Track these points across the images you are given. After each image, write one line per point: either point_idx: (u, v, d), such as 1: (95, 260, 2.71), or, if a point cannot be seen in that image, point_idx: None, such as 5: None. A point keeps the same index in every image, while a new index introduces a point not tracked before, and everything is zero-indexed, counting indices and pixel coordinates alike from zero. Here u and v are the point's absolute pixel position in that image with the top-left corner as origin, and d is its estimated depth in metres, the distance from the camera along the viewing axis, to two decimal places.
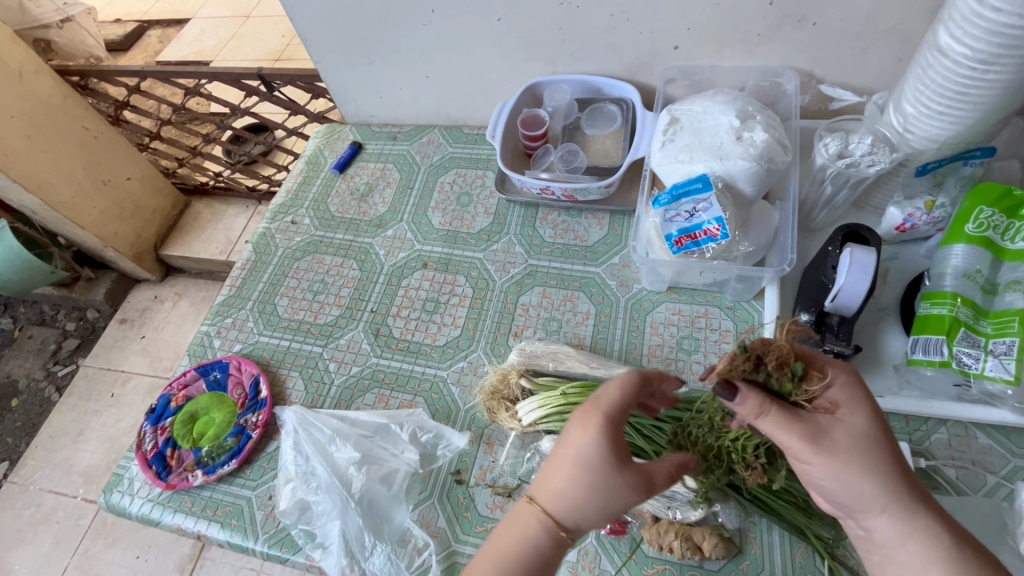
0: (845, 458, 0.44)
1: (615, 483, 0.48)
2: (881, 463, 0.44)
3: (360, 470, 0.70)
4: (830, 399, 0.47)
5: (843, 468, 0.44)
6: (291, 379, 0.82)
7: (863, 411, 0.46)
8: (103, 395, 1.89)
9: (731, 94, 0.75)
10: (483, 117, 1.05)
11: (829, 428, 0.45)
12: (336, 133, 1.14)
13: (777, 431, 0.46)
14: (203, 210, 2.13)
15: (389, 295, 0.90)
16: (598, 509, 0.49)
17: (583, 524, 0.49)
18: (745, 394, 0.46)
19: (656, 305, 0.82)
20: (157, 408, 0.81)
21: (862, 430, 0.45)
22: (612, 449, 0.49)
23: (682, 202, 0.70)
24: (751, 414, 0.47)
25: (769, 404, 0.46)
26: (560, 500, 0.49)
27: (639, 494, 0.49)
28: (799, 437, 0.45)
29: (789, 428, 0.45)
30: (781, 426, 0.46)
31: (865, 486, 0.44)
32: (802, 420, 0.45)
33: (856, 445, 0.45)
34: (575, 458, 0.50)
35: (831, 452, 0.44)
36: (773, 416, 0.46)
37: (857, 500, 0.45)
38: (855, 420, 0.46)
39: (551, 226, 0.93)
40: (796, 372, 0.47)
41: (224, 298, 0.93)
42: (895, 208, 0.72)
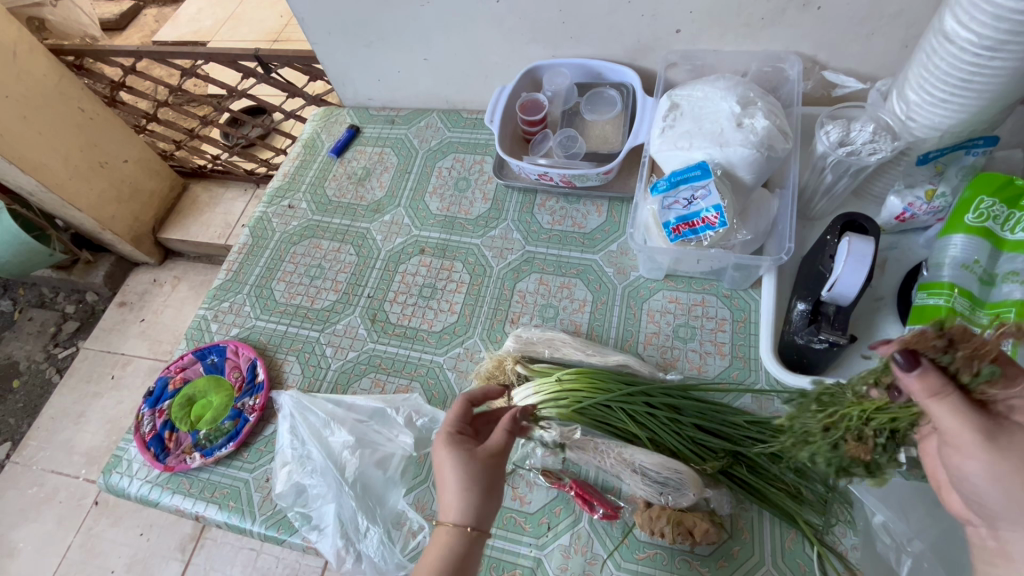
0: (1015, 468, 0.38)
1: (459, 461, 0.55)
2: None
3: (354, 454, 0.71)
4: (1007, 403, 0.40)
5: (1008, 476, 0.38)
6: (288, 363, 0.83)
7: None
8: (103, 377, 1.90)
9: (733, 79, 0.74)
10: (482, 101, 1.03)
11: (1008, 430, 0.39)
12: (333, 116, 1.12)
13: (946, 418, 0.40)
14: (201, 193, 2.12)
15: (386, 280, 0.90)
16: (468, 490, 0.54)
17: (463, 509, 0.53)
18: (923, 370, 0.40)
19: (654, 293, 0.82)
20: (155, 390, 0.81)
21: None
22: (455, 446, 0.57)
23: (681, 188, 0.69)
24: (922, 393, 0.40)
25: (950, 388, 0.39)
26: (443, 504, 0.55)
27: (485, 456, 0.56)
28: (968, 429, 0.39)
29: (962, 420, 0.39)
30: (954, 413, 0.40)
31: (1021, 497, 0.38)
32: (982, 414, 0.39)
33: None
34: (441, 476, 0.56)
35: (1007, 458, 0.38)
36: (950, 403, 0.39)
37: (1004, 508, 0.39)
38: None
39: (549, 212, 0.92)
40: (985, 373, 0.38)
41: (221, 282, 0.93)
42: (895, 197, 0.71)
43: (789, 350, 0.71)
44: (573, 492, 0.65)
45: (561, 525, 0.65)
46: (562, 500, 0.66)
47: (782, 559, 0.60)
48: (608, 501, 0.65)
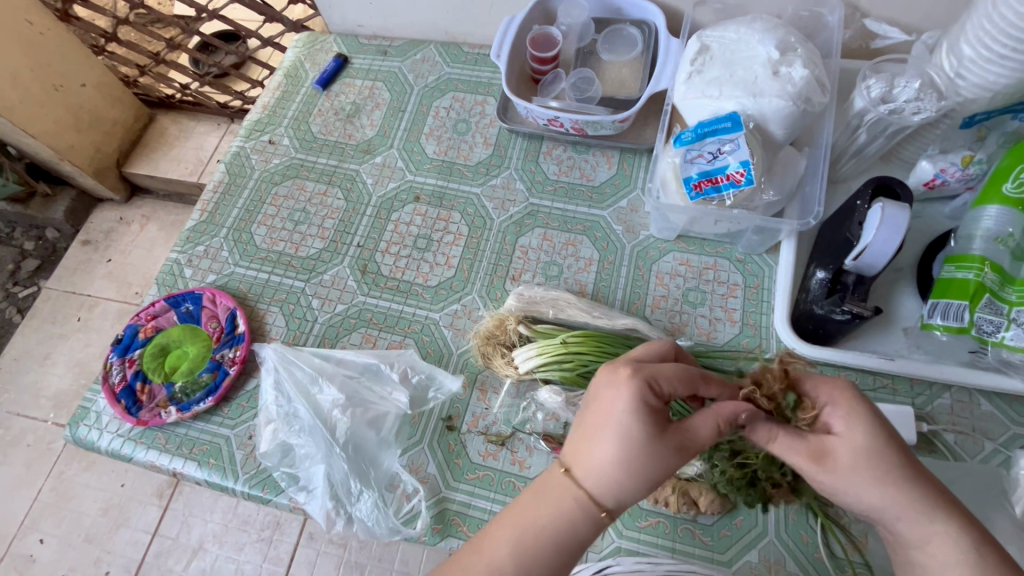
0: (852, 471, 0.43)
1: (660, 449, 0.45)
2: (887, 469, 0.42)
3: (345, 413, 0.67)
4: (824, 420, 0.46)
5: (853, 484, 0.43)
6: (270, 314, 0.77)
7: (862, 432, 0.43)
8: (69, 318, 1.81)
9: (771, 21, 0.66)
10: (485, 34, 0.94)
11: (831, 447, 0.44)
12: (318, 43, 1.01)
13: (790, 454, 0.45)
14: (169, 125, 1.98)
15: (377, 229, 0.83)
16: (627, 479, 0.45)
17: (614, 495, 0.46)
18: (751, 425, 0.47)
19: (664, 254, 0.78)
20: (124, 338, 0.75)
21: (864, 444, 0.43)
22: (644, 412, 0.45)
23: (707, 141, 0.64)
24: (760, 441, 0.47)
25: (775, 432, 0.46)
26: (592, 465, 0.46)
27: (676, 454, 0.45)
28: (804, 459, 0.45)
29: (793, 450, 0.45)
30: (788, 450, 0.46)
31: (875, 496, 0.43)
32: (803, 440, 0.45)
33: (858, 458, 0.43)
34: (602, 424, 0.46)
35: (838, 472, 0.43)
36: (778, 442, 0.46)
37: (878, 511, 0.43)
38: (857, 436, 0.43)
39: (555, 161, 0.86)
40: (788, 400, 0.50)
41: (194, 223, 0.84)
42: (927, 162, 0.67)
43: (805, 321, 0.68)
44: None
45: None
46: None
47: (785, 531, 0.59)
48: None
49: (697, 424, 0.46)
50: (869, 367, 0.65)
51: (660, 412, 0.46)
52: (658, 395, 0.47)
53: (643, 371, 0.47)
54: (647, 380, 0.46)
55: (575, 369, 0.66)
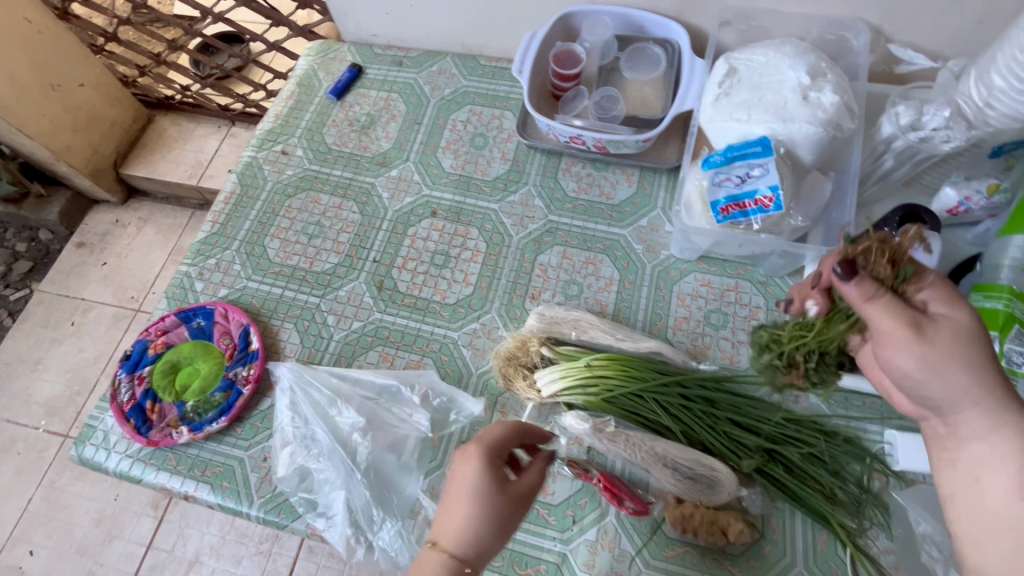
0: (944, 348, 0.43)
1: (502, 502, 0.52)
2: (971, 356, 0.43)
3: (365, 437, 0.65)
4: (922, 297, 0.45)
5: (943, 362, 0.43)
6: (285, 331, 0.75)
7: (960, 324, 0.44)
8: (62, 322, 1.77)
9: (800, 46, 0.66)
10: (503, 47, 0.93)
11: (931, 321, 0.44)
12: (331, 52, 1.00)
13: (886, 318, 0.44)
14: (168, 126, 1.96)
15: (394, 244, 0.82)
16: (482, 532, 0.51)
17: (473, 550, 0.51)
18: (861, 278, 0.43)
19: (685, 275, 0.77)
20: (133, 354, 0.73)
21: (962, 326, 0.44)
22: (492, 468, 0.53)
23: (736, 165, 0.64)
24: (858, 299, 0.44)
25: (882, 293, 0.44)
26: (455, 529, 0.51)
27: (515, 504, 0.52)
28: (901, 324, 0.43)
29: (892, 316, 0.43)
30: (889, 312, 0.44)
31: (955, 379, 0.43)
32: (905, 307, 0.44)
33: (955, 338, 0.43)
34: (460, 493, 0.52)
35: (934, 346, 0.43)
36: (882, 303, 0.44)
37: (952, 398, 0.44)
38: (956, 317, 0.44)
39: (574, 178, 0.85)
40: (905, 273, 0.44)
41: (205, 235, 0.83)
42: (951, 188, 0.67)
43: None
44: (599, 484, 0.61)
45: (586, 519, 0.61)
46: (588, 492, 0.62)
47: (814, 562, 0.58)
48: (637, 496, 0.62)
49: (527, 473, 0.55)
50: None
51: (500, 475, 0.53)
52: (499, 460, 0.54)
53: (486, 441, 0.55)
54: (484, 447, 0.54)
55: (598, 396, 0.65)
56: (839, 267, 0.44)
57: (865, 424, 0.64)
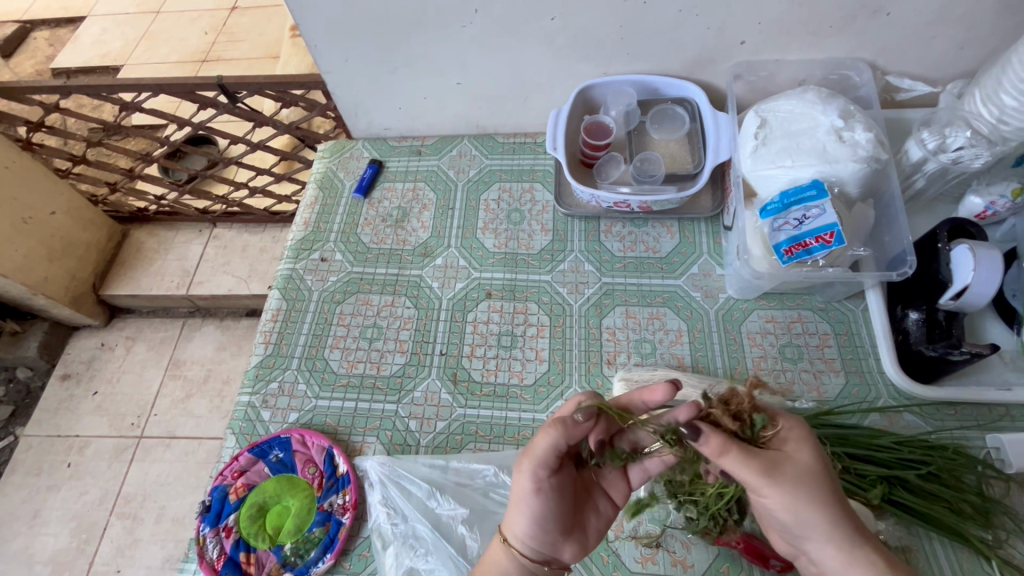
0: (797, 497, 0.46)
1: (529, 482, 0.52)
2: (831, 495, 0.46)
3: (473, 531, 0.65)
4: (779, 437, 0.49)
5: (795, 502, 0.46)
6: (369, 446, 0.72)
7: (810, 444, 0.49)
8: (56, 466, 1.62)
9: (823, 91, 0.71)
10: (517, 123, 0.96)
11: (784, 460, 0.47)
12: (345, 150, 1.00)
13: (742, 470, 0.46)
14: (146, 239, 1.91)
15: (456, 333, 0.81)
16: (522, 519, 0.52)
17: (526, 538, 0.53)
18: (710, 435, 0.47)
19: (748, 314, 0.79)
20: (213, 505, 0.67)
21: (808, 465, 0.47)
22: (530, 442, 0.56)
23: (792, 210, 0.67)
24: (714, 454, 0.47)
25: (730, 445, 0.47)
26: (507, 522, 0.54)
27: (522, 466, 0.52)
28: (755, 472, 0.46)
29: (750, 467, 0.46)
30: (744, 466, 0.46)
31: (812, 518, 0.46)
32: (759, 456, 0.47)
33: (802, 476, 0.47)
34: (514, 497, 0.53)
35: (787, 485, 0.46)
36: (735, 456, 0.47)
37: (803, 529, 0.47)
38: (802, 454, 0.48)
39: (617, 238, 0.87)
40: (757, 422, 0.49)
41: (261, 359, 0.79)
42: (975, 196, 0.72)
43: (913, 363, 0.70)
44: (741, 548, 0.61)
45: None
46: (728, 558, 0.62)
47: None
48: (777, 550, 0.62)
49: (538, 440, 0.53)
50: (990, 401, 0.67)
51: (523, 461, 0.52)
52: None
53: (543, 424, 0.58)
54: None
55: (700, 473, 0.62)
56: (686, 427, 0.48)
57: (964, 432, 0.67)
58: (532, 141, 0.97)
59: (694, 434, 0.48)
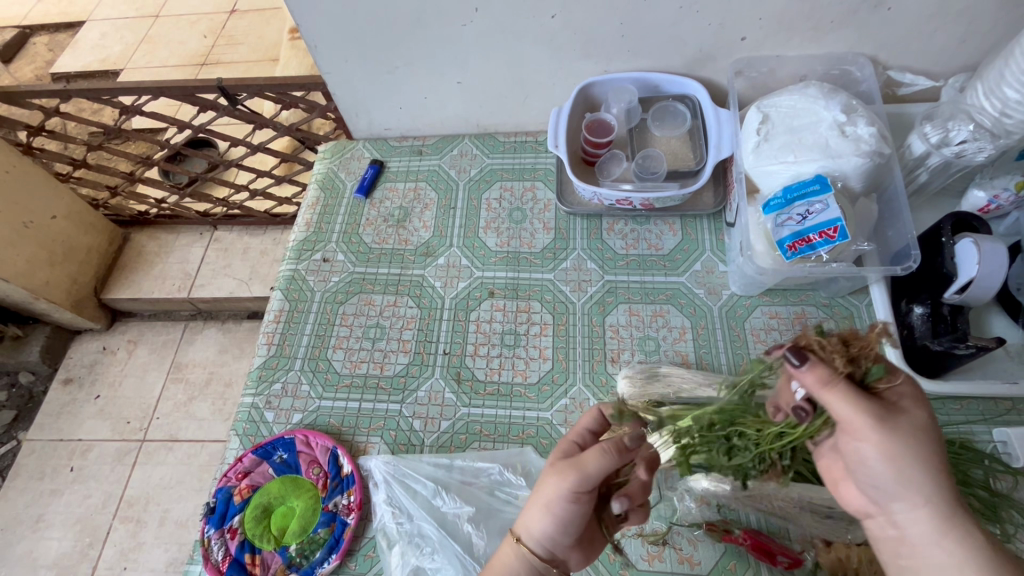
0: (896, 453, 0.43)
1: (563, 493, 0.51)
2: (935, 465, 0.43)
3: (478, 530, 0.65)
4: (896, 391, 0.46)
5: (898, 450, 0.43)
6: (373, 446, 0.71)
7: (926, 412, 0.45)
8: (59, 471, 1.61)
9: (825, 86, 0.71)
10: (518, 122, 0.96)
11: (897, 412, 0.44)
12: (346, 151, 1.00)
13: (844, 408, 0.43)
14: (147, 242, 1.91)
15: (460, 332, 0.81)
16: (542, 520, 0.52)
17: (539, 540, 0.52)
18: (813, 362, 0.44)
19: (752, 310, 0.79)
20: (217, 506, 0.67)
21: (925, 423, 0.44)
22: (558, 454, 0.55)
23: (796, 205, 0.67)
24: (814, 383, 0.44)
25: (838, 380, 0.44)
26: (523, 519, 0.53)
27: (563, 479, 0.51)
28: (862, 414, 0.43)
29: (856, 409, 0.43)
30: (847, 401, 0.43)
31: (914, 474, 0.43)
32: (871, 400, 0.43)
33: (914, 433, 0.43)
34: (538, 496, 0.52)
35: (893, 435, 0.43)
36: (841, 390, 0.44)
37: (893, 484, 0.43)
38: (919, 412, 0.44)
39: (620, 236, 0.87)
40: (876, 372, 0.45)
41: (264, 360, 0.79)
42: (979, 189, 0.72)
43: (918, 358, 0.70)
44: (748, 545, 0.61)
45: None
46: (735, 555, 0.62)
47: None
48: (784, 546, 0.61)
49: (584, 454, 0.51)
50: (996, 394, 0.67)
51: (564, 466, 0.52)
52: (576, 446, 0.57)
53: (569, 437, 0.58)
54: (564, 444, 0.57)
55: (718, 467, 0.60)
56: (791, 355, 0.46)
57: (970, 427, 0.67)
58: (533, 139, 0.97)
59: (796, 361, 0.45)
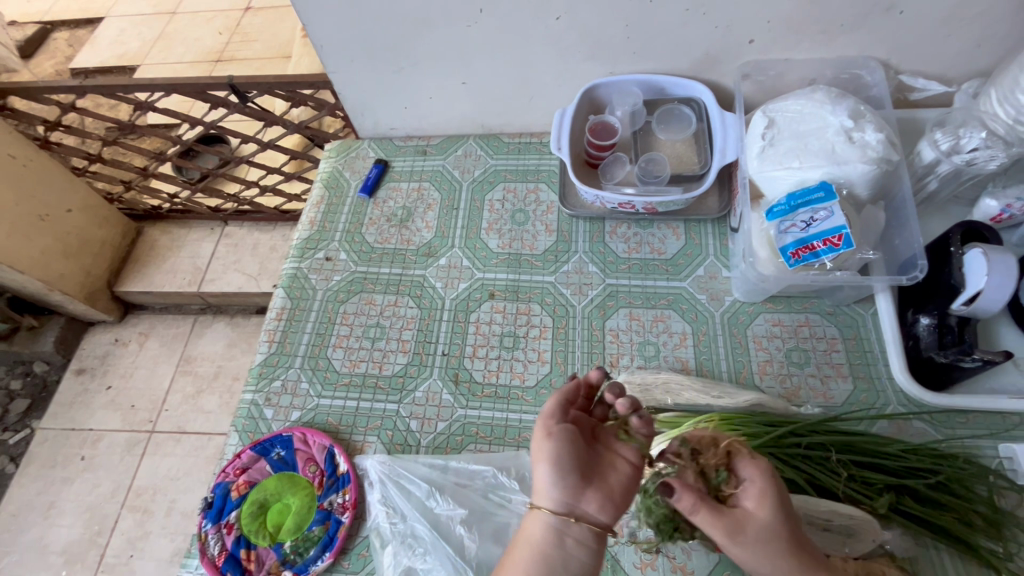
0: (758, 545, 0.48)
1: (553, 442, 0.55)
2: (789, 542, 0.49)
3: (470, 532, 0.65)
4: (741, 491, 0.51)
5: (763, 558, 0.48)
6: (370, 446, 0.72)
7: (770, 499, 0.50)
8: (70, 459, 1.65)
9: (833, 91, 0.70)
10: (523, 123, 0.96)
11: (743, 523, 0.49)
12: (352, 150, 1.01)
13: (718, 528, 0.49)
14: (159, 236, 1.94)
15: (459, 334, 0.81)
16: (544, 473, 0.54)
17: (553, 499, 0.54)
18: (680, 491, 0.50)
19: (754, 317, 0.78)
20: (215, 501, 0.68)
21: (766, 523, 0.49)
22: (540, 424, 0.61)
23: (799, 212, 0.66)
24: (686, 509, 0.50)
25: (700, 506, 0.49)
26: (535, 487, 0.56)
27: (539, 430, 0.57)
28: (721, 535, 0.49)
29: (716, 528, 0.49)
30: (715, 521, 0.49)
31: (779, 566, 0.49)
32: (725, 515, 0.49)
33: (761, 535, 0.49)
34: (537, 461, 0.56)
35: (743, 542, 0.49)
36: (703, 516, 0.49)
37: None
38: (761, 513, 0.49)
39: (622, 239, 0.86)
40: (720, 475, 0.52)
41: (264, 357, 0.80)
42: (990, 199, 0.69)
43: (924, 370, 0.68)
44: None
45: None
46: (729, 565, 0.61)
47: None
48: None
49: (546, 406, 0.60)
50: (1003, 409, 0.65)
51: (549, 411, 0.59)
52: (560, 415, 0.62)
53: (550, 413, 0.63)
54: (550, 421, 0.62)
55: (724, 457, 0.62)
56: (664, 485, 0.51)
57: (976, 441, 0.65)
58: (537, 141, 0.97)
59: (666, 489, 0.51)
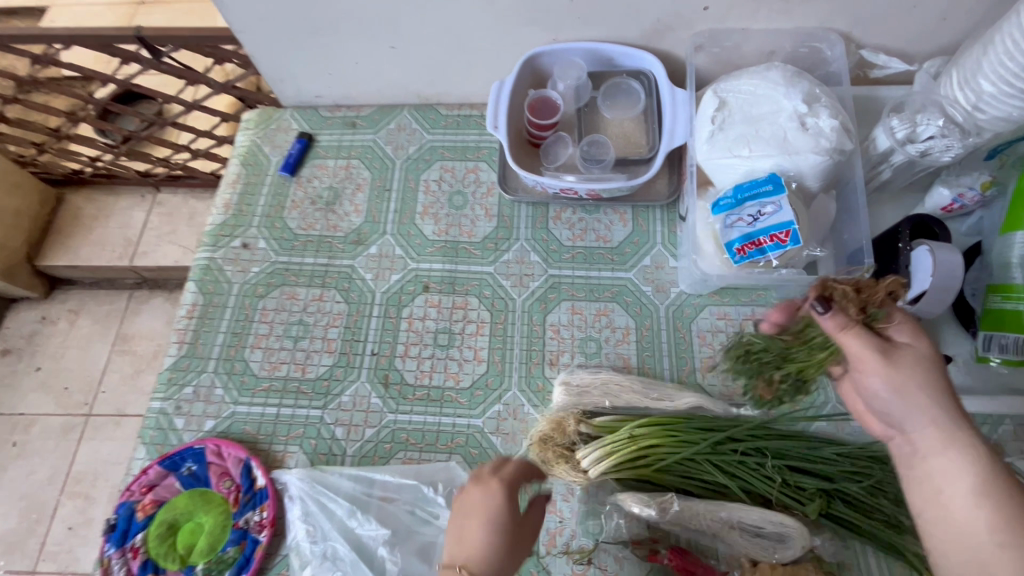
0: (906, 372, 0.46)
1: (499, 500, 0.54)
2: (940, 379, 0.46)
3: (394, 548, 0.62)
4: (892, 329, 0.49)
5: (907, 383, 0.46)
6: (291, 457, 0.67)
7: (924, 334, 0.48)
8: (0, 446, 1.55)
9: (789, 71, 0.64)
10: (462, 93, 0.87)
11: (898, 349, 0.47)
12: (272, 120, 0.90)
13: (860, 346, 0.48)
14: (84, 204, 1.78)
15: (390, 331, 0.75)
16: (480, 529, 0.52)
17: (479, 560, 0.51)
18: (835, 311, 0.49)
19: (700, 311, 0.74)
20: (118, 523, 0.63)
21: (923, 352, 0.47)
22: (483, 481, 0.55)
23: (747, 206, 0.61)
24: (833, 328, 0.49)
25: (852, 323, 0.48)
26: (462, 544, 0.52)
27: (475, 482, 0.55)
28: (869, 351, 0.47)
29: (865, 349, 0.47)
30: (865, 344, 0.48)
31: (921, 401, 0.45)
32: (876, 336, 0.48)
33: (919, 361, 0.46)
34: (472, 511, 0.53)
35: (897, 368, 0.46)
36: (862, 335, 0.48)
37: (914, 416, 0.45)
38: (918, 343, 0.48)
39: (567, 226, 0.80)
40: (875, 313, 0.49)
41: (174, 360, 0.73)
42: (943, 187, 0.67)
43: None
44: (674, 565, 0.59)
45: None
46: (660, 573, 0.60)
47: None
48: (710, 565, 0.60)
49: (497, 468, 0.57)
50: None
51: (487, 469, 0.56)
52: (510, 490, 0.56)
53: (496, 476, 0.56)
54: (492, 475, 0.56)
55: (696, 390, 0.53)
56: (816, 303, 0.49)
57: None
58: (477, 113, 0.88)
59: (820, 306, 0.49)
